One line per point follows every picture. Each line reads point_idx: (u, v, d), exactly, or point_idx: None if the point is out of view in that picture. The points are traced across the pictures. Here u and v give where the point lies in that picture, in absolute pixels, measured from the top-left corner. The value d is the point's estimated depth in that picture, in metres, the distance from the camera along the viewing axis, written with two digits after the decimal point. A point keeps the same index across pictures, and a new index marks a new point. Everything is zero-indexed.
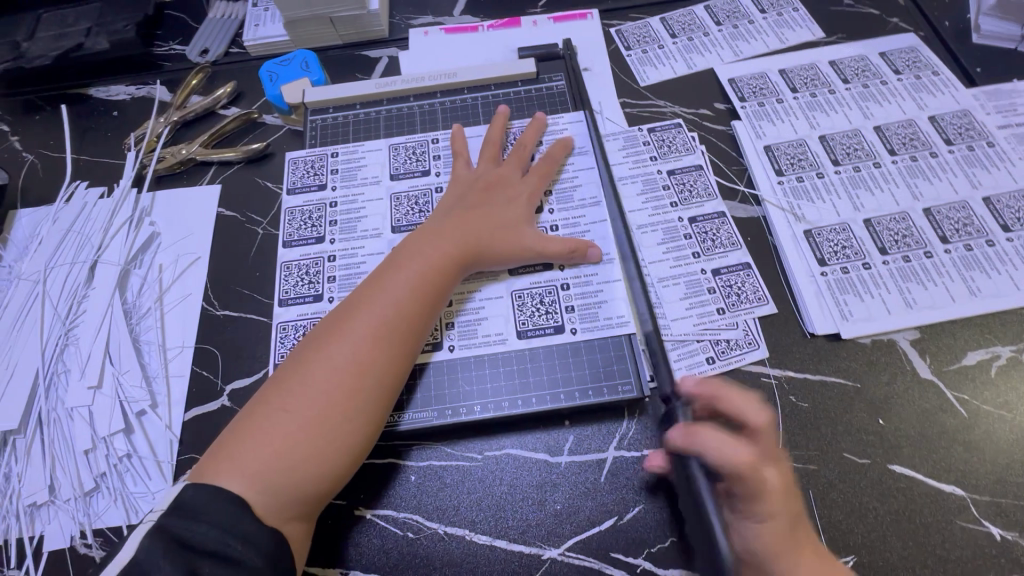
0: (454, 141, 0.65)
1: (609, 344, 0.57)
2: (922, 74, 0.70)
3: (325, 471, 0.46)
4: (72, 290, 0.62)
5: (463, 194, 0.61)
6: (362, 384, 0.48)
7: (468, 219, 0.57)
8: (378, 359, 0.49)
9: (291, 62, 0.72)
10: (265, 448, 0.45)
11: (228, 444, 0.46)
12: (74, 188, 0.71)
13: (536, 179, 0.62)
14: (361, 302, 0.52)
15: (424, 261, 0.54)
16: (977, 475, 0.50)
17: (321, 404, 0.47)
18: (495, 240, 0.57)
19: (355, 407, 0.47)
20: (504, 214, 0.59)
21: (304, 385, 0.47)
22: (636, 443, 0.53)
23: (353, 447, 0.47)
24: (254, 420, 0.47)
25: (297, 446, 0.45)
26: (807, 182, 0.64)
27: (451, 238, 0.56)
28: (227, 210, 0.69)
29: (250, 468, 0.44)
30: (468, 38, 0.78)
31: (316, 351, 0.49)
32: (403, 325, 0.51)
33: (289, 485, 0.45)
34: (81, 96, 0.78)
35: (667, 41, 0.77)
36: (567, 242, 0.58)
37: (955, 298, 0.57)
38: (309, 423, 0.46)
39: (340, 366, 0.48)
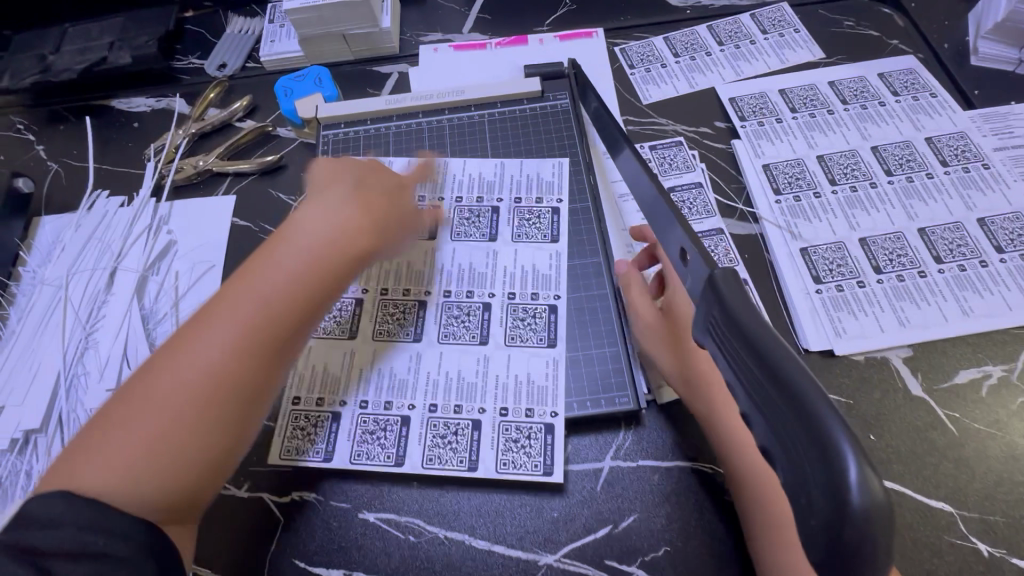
0: (412, 172, 0.67)
1: (606, 357, 0.59)
2: (920, 96, 0.71)
3: (192, 473, 0.43)
4: (93, 296, 0.65)
5: (340, 186, 0.57)
6: (224, 382, 0.44)
7: (360, 215, 0.54)
8: (248, 357, 0.46)
9: (305, 78, 0.75)
10: (118, 450, 0.41)
11: (80, 447, 0.42)
12: (96, 196, 0.73)
13: (418, 206, 0.62)
14: (227, 298, 0.47)
15: (308, 255, 0.50)
16: (966, 493, 0.51)
17: (180, 404, 0.43)
18: (387, 250, 0.55)
19: (215, 408, 0.44)
20: (392, 226, 0.58)
21: (157, 391, 0.43)
22: (633, 454, 0.55)
23: (217, 447, 0.44)
24: (113, 415, 0.43)
25: (158, 446, 0.42)
26: (804, 201, 0.65)
27: (342, 231, 0.52)
28: (242, 219, 0.72)
29: (100, 472, 0.40)
30: (477, 55, 0.80)
31: (176, 351, 0.45)
32: (279, 320, 0.47)
33: (143, 490, 0.41)
34: (104, 108, 0.81)
35: (670, 61, 0.79)
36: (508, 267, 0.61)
37: (948, 317, 0.58)
38: (172, 419, 0.43)
39: (204, 366, 0.44)
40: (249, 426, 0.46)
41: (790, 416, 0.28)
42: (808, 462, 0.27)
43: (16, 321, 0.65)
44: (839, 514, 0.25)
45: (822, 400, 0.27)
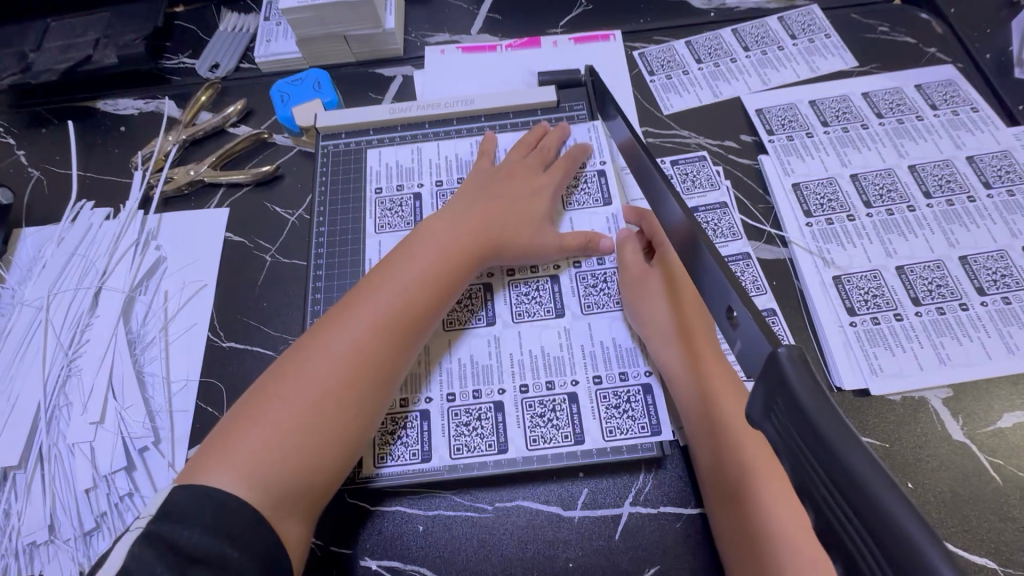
0: (485, 142, 0.64)
1: (628, 395, 0.54)
2: (960, 110, 0.67)
3: (325, 462, 0.45)
4: (75, 318, 0.61)
5: (483, 186, 0.60)
6: (358, 373, 0.47)
7: (487, 213, 0.57)
8: (378, 348, 0.48)
9: (303, 82, 0.70)
10: (259, 441, 0.43)
11: (219, 441, 0.44)
12: (80, 208, 0.69)
13: (560, 172, 0.61)
14: (358, 297, 0.51)
15: (436, 252, 0.53)
16: (1012, 549, 0.48)
17: (318, 394, 0.45)
18: (517, 236, 0.57)
19: (351, 398, 0.46)
20: (531, 207, 0.59)
21: (287, 389, 0.45)
22: (654, 500, 0.51)
23: (351, 436, 0.46)
24: (250, 409, 0.45)
25: (292, 437, 0.44)
26: (837, 225, 0.61)
27: (467, 229, 0.55)
28: (236, 234, 0.67)
29: (246, 464, 0.42)
30: (487, 58, 0.75)
31: (309, 347, 0.48)
32: (407, 314, 0.50)
33: (283, 481, 0.43)
34: (88, 110, 0.77)
35: (692, 67, 0.74)
36: (583, 233, 0.59)
37: (992, 355, 0.54)
38: (306, 413, 0.45)
39: (338, 357, 0.47)
40: (375, 416, 0.48)
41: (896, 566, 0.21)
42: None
43: None
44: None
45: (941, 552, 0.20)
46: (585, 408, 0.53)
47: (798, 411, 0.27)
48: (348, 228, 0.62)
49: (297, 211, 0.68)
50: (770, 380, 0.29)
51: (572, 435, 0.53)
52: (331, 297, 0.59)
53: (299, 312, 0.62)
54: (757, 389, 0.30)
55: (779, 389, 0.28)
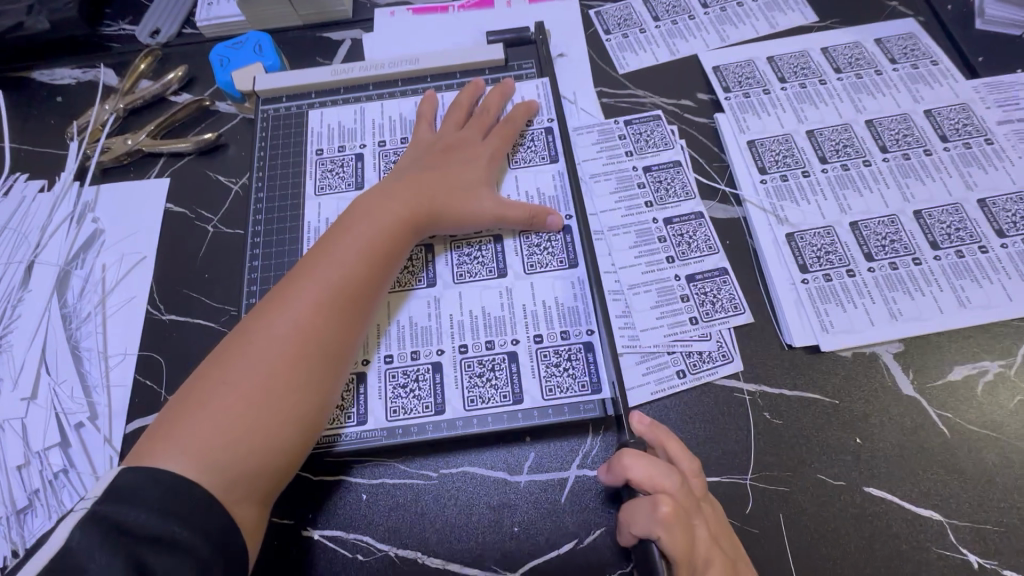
0: (423, 104, 0.61)
1: (568, 352, 0.52)
2: (919, 64, 0.65)
3: (277, 445, 0.43)
4: (7, 294, 0.58)
5: (419, 157, 0.57)
6: (303, 354, 0.45)
7: (427, 184, 0.54)
8: (324, 326, 0.46)
9: (243, 46, 0.67)
10: (205, 427, 0.41)
11: (163, 427, 0.42)
12: (13, 180, 0.66)
13: (498, 140, 0.59)
14: (300, 274, 0.48)
15: (379, 225, 0.51)
16: (957, 501, 0.48)
17: (265, 376, 0.44)
18: (453, 205, 0.54)
19: (299, 379, 0.45)
20: (465, 174, 0.56)
21: (233, 371, 0.43)
22: (601, 462, 0.50)
23: (300, 419, 0.44)
24: (195, 393, 0.43)
25: (239, 422, 0.42)
26: (792, 182, 0.60)
27: (403, 198, 0.53)
28: (176, 205, 0.65)
29: (193, 449, 0.40)
30: (437, 20, 0.72)
31: (250, 328, 0.46)
32: (353, 291, 0.48)
33: (239, 462, 0.41)
34: (22, 80, 0.73)
35: (650, 25, 0.71)
36: (525, 208, 0.55)
37: (943, 309, 0.53)
38: (257, 394, 0.43)
39: (282, 337, 0.45)
40: (327, 396, 0.46)
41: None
42: None
43: None
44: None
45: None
46: (528, 371, 0.52)
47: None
48: (289, 195, 0.60)
49: (240, 180, 0.66)
50: None
51: (515, 396, 0.52)
52: (271, 265, 0.57)
53: (240, 283, 0.60)
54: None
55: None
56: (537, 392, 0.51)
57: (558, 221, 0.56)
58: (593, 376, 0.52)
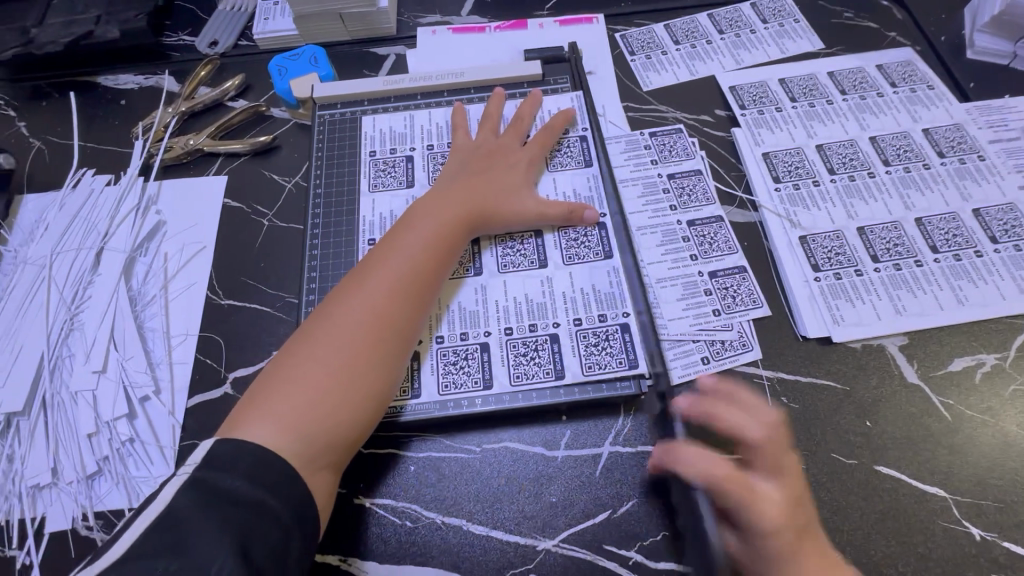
0: (454, 116, 0.67)
1: (604, 337, 0.57)
2: (917, 88, 0.72)
3: (354, 416, 0.47)
4: (77, 276, 0.63)
5: (465, 164, 0.63)
6: (378, 335, 0.49)
7: (477, 187, 0.60)
8: (394, 314, 0.51)
9: (299, 57, 0.73)
10: (293, 397, 0.46)
11: (255, 398, 0.46)
12: (81, 174, 0.71)
13: (536, 146, 0.65)
14: (371, 265, 0.53)
15: (439, 226, 0.57)
16: (960, 479, 0.52)
17: (346, 354, 0.48)
18: (499, 206, 0.60)
19: (376, 358, 0.49)
20: (507, 179, 0.62)
21: (315, 352, 0.48)
22: (632, 440, 0.55)
23: (376, 393, 0.48)
24: (282, 368, 0.48)
25: (320, 397, 0.46)
26: (803, 190, 0.66)
27: (456, 201, 0.59)
28: (234, 201, 0.70)
29: (284, 416, 0.45)
30: (476, 38, 0.79)
31: (329, 312, 0.50)
32: (418, 280, 0.53)
33: (322, 432, 0.45)
34: (89, 83, 0.79)
35: (671, 48, 0.78)
36: (564, 206, 0.61)
37: (943, 306, 0.59)
38: (336, 372, 0.47)
39: (360, 319, 0.50)
40: (397, 374, 0.50)
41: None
42: None
43: None
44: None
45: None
46: (569, 351, 0.57)
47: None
48: (343, 192, 0.65)
49: (293, 178, 0.71)
50: None
51: (558, 372, 0.56)
52: (328, 255, 0.62)
53: (295, 272, 0.65)
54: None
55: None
56: (576, 370, 0.56)
57: (593, 214, 0.62)
58: (628, 356, 0.56)
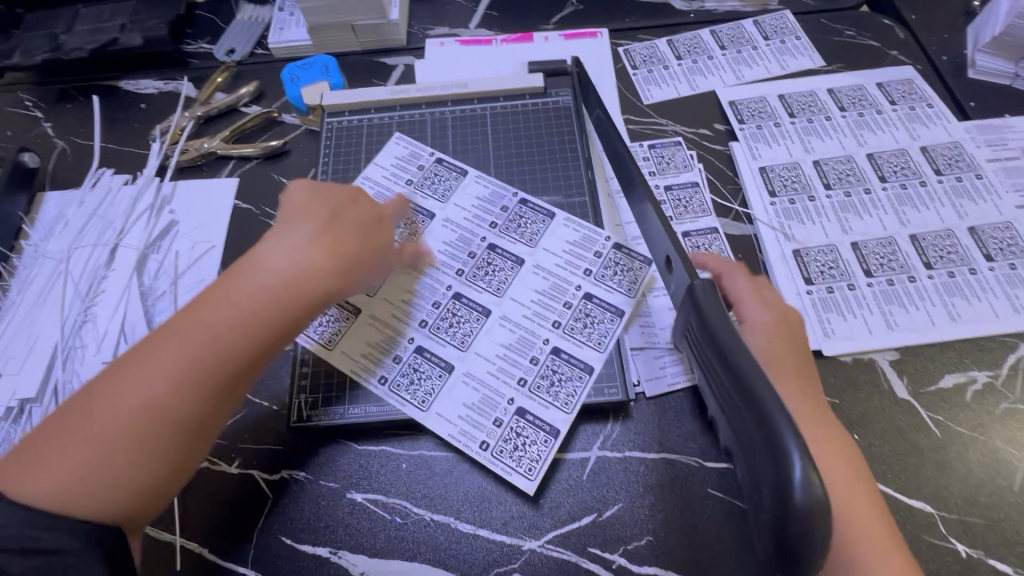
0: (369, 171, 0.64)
1: (601, 347, 0.58)
2: (916, 106, 0.72)
3: (133, 500, 0.43)
4: (92, 271, 0.65)
5: (336, 200, 0.57)
6: (162, 418, 0.44)
7: (355, 244, 0.54)
8: (186, 375, 0.45)
9: (311, 66, 0.76)
10: (54, 475, 0.42)
11: (21, 457, 0.43)
12: (101, 174, 0.74)
13: (408, 205, 0.59)
14: (180, 323, 0.47)
15: (279, 270, 0.49)
16: (947, 495, 0.52)
17: (123, 429, 0.43)
18: (366, 248, 0.55)
19: (157, 444, 0.44)
20: (365, 236, 0.56)
21: (96, 410, 0.43)
22: (620, 445, 0.56)
23: (165, 475, 0.44)
24: (48, 433, 0.44)
25: (86, 459, 0.42)
26: (799, 204, 0.66)
27: (302, 255, 0.51)
28: (244, 203, 0.72)
29: (33, 491, 0.41)
30: (483, 50, 0.81)
31: (119, 374, 0.45)
32: (220, 353, 0.46)
33: (93, 495, 0.42)
34: (112, 87, 0.82)
35: (672, 62, 0.80)
36: (425, 229, 0.60)
37: (935, 322, 0.59)
38: (126, 434, 0.43)
39: (145, 394, 0.44)
40: (193, 457, 0.46)
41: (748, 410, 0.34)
42: (765, 451, 0.32)
43: (16, 292, 0.65)
44: (791, 502, 0.30)
45: (775, 402, 0.33)
46: (562, 328, 0.59)
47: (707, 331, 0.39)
48: None
49: None
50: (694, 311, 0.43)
51: (553, 345, 0.58)
52: None
53: None
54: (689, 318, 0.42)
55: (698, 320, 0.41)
56: (568, 346, 0.58)
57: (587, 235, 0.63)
58: (613, 338, 0.58)
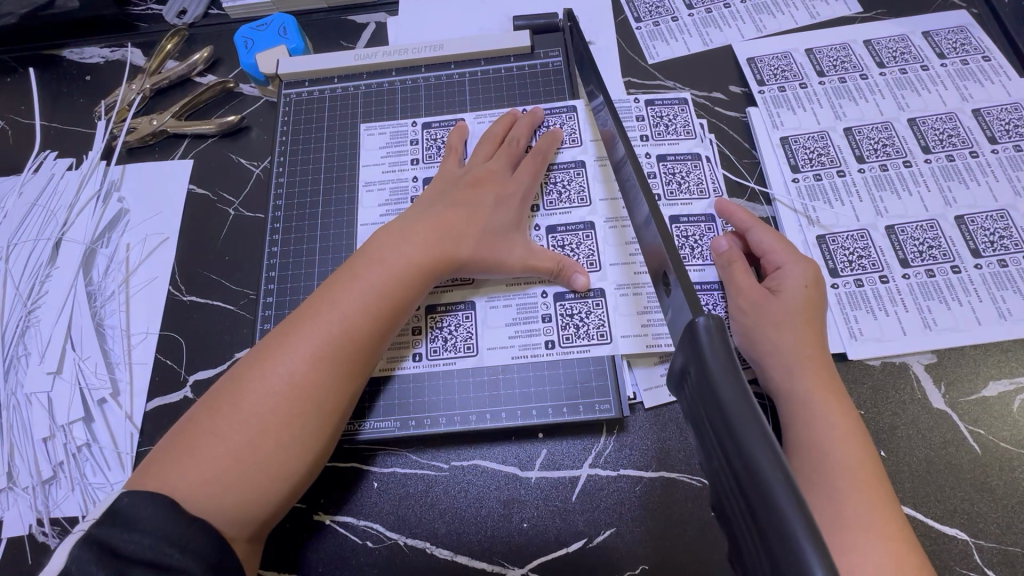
0: (452, 134, 0.58)
1: (590, 358, 0.52)
2: (970, 59, 0.62)
3: (268, 493, 0.42)
4: (34, 270, 0.59)
5: (444, 192, 0.53)
6: (302, 410, 0.43)
7: (459, 230, 0.50)
8: (317, 379, 0.44)
9: (268, 28, 0.66)
10: (205, 473, 0.40)
11: (161, 458, 0.41)
12: (43, 158, 0.67)
13: (528, 176, 0.55)
14: (307, 315, 0.46)
15: (389, 267, 0.48)
16: (988, 522, 0.45)
17: (261, 426, 0.42)
18: (478, 233, 0.51)
19: (292, 434, 0.43)
20: (496, 215, 0.52)
21: (233, 415, 0.42)
22: (614, 462, 0.50)
23: (301, 464, 0.43)
24: (184, 438, 0.42)
25: (228, 466, 0.41)
26: (825, 181, 0.58)
27: (418, 241, 0.49)
28: (199, 187, 0.65)
29: (182, 491, 0.39)
30: (464, 4, 0.71)
31: (258, 373, 0.43)
32: (353, 342, 0.45)
33: (231, 500, 0.40)
34: (53, 58, 0.74)
35: (682, 13, 0.69)
36: (530, 173, 0.55)
37: (981, 320, 0.51)
38: (257, 440, 0.42)
39: (284, 389, 0.43)
40: (327, 445, 0.45)
41: (751, 495, 0.24)
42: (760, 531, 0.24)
43: None
44: None
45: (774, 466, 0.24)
46: (529, 333, 0.53)
47: (704, 378, 0.29)
48: (309, 180, 0.59)
49: (261, 163, 0.66)
50: (689, 345, 0.31)
51: (543, 341, 0.52)
52: (289, 252, 0.57)
53: (258, 267, 0.60)
54: (678, 352, 0.32)
55: (694, 362, 0.30)
56: (554, 340, 0.52)
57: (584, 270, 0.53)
58: (606, 325, 0.52)
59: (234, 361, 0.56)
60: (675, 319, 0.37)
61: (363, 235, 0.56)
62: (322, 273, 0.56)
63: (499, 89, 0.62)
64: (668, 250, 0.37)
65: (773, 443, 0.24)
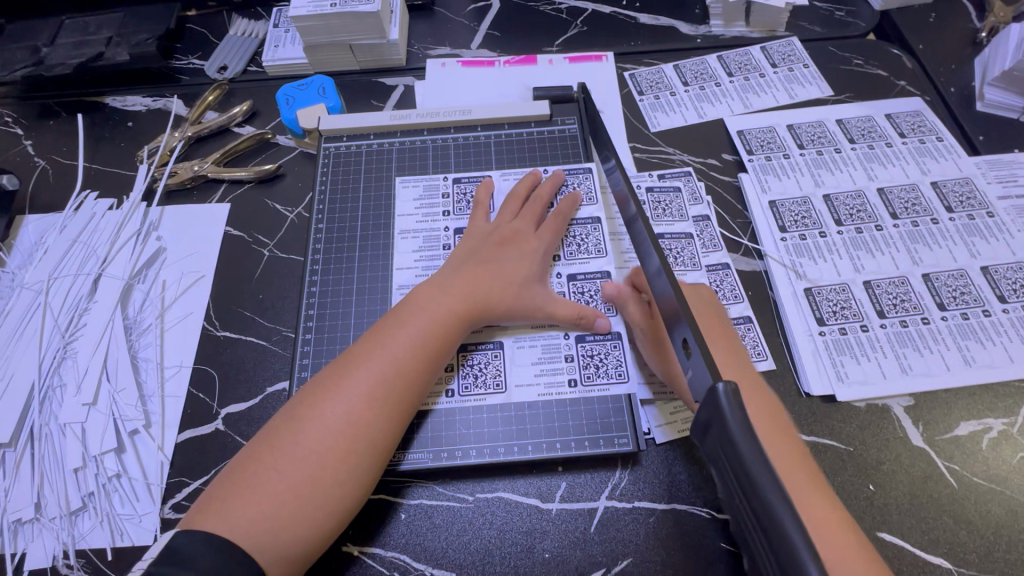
0: (480, 189, 0.64)
1: (608, 396, 0.56)
2: (926, 139, 0.72)
3: (315, 533, 0.45)
4: (74, 303, 0.62)
5: (476, 248, 0.59)
6: (351, 449, 0.47)
7: (491, 284, 0.56)
8: (366, 420, 0.48)
9: (308, 87, 0.73)
10: (261, 510, 0.44)
11: (217, 496, 0.45)
12: (84, 198, 0.71)
13: (550, 233, 0.61)
14: (357, 359, 0.50)
15: (431, 317, 0.53)
16: (966, 550, 0.50)
17: (310, 467, 0.45)
18: (506, 287, 0.56)
19: (341, 473, 0.46)
20: (521, 269, 0.57)
21: (287, 455, 0.46)
22: (630, 495, 0.53)
23: (346, 503, 0.46)
24: (239, 477, 0.45)
25: (282, 503, 0.44)
26: (810, 241, 0.65)
27: (456, 293, 0.54)
28: (235, 229, 0.69)
29: (240, 527, 0.43)
30: (485, 73, 0.79)
31: (311, 415, 0.47)
32: (400, 386, 0.50)
33: (283, 536, 0.44)
34: (97, 105, 0.79)
35: (679, 89, 0.78)
36: (551, 230, 0.61)
37: (950, 366, 0.57)
38: (309, 477, 0.45)
39: (334, 429, 0.47)
40: (369, 487, 0.48)
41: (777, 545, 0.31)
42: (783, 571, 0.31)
43: None
44: None
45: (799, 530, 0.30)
46: (552, 372, 0.57)
47: (727, 438, 0.34)
48: (346, 226, 0.64)
49: (296, 209, 0.70)
50: (708, 403, 0.36)
51: (565, 379, 0.57)
52: (327, 291, 0.61)
53: (292, 306, 0.64)
54: (702, 409, 0.36)
55: (715, 421, 0.35)
56: (575, 379, 0.57)
57: (606, 324, 0.57)
58: (623, 366, 0.57)
59: (267, 394, 0.59)
60: (694, 378, 0.42)
61: (399, 278, 0.61)
62: (358, 312, 0.60)
63: (520, 150, 0.68)
64: (682, 308, 0.43)
65: (789, 504, 0.31)
